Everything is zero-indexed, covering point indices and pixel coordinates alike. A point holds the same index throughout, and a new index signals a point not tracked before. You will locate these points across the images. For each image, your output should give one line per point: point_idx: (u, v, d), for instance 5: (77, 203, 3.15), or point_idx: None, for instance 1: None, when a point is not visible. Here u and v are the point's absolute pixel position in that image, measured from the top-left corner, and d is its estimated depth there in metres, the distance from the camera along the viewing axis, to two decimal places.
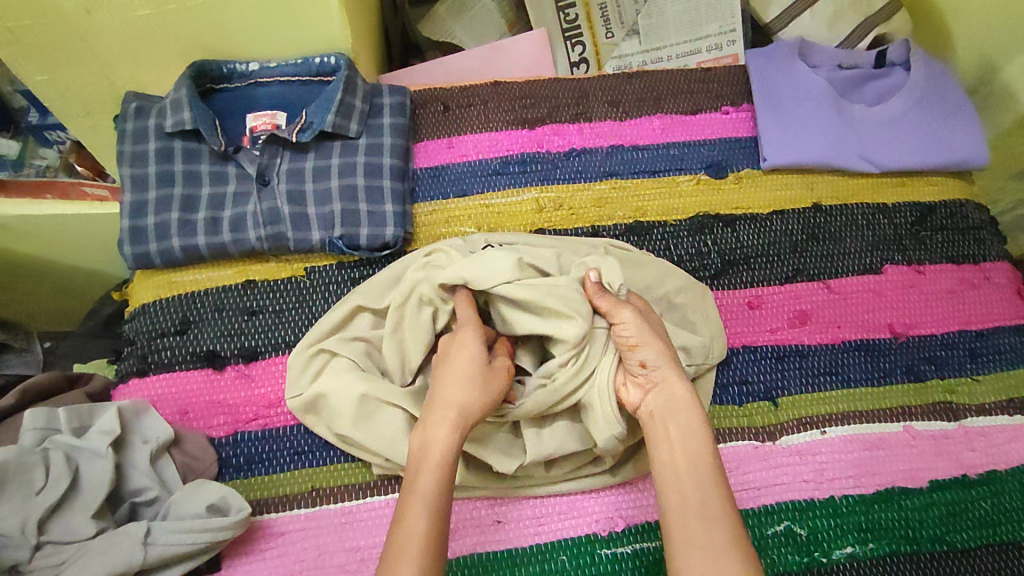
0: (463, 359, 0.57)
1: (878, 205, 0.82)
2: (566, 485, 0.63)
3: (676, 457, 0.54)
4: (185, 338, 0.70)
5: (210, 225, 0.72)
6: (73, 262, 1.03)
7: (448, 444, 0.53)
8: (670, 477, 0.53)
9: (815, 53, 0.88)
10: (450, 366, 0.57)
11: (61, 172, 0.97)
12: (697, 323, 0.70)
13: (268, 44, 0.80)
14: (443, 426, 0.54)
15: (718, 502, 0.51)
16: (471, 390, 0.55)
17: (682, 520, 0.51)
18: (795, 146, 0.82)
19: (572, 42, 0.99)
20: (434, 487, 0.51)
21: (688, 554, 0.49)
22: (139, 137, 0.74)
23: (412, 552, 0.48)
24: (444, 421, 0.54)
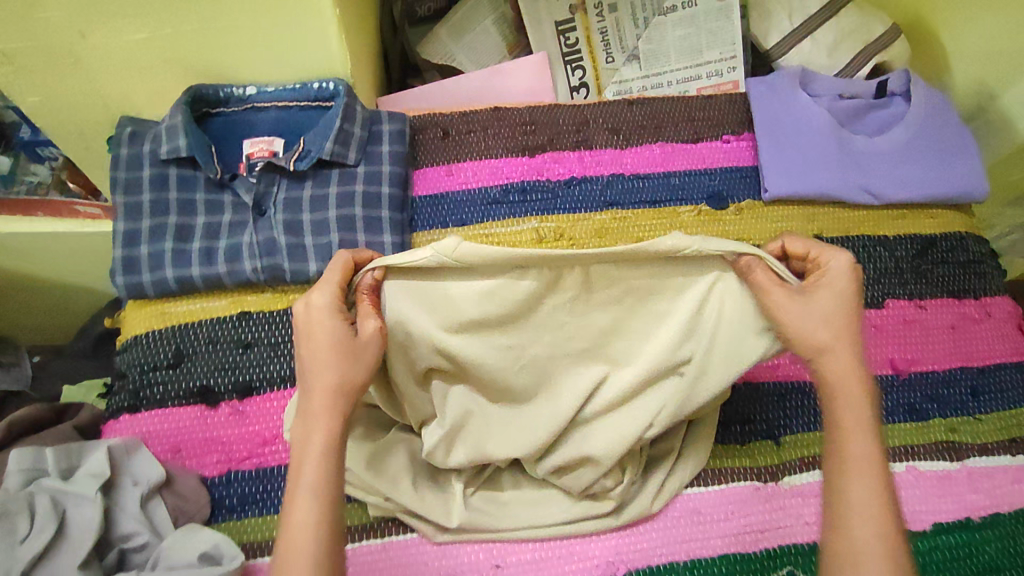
0: (321, 344, 0.51)
1: (878, 237, 0.82)
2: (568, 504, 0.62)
3: (846, 445, 0.50)
4: (177, 372, 0.69)
5: (205, 255, 0.70)
6: (65, 277, 1.01)
7: (328, 433, 0.50)
8: (847, 474, 0.49)
9: (815, 83, 0.88)
10: (310, 359, 0.52)
11: (53, 190, 0.93)
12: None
13: (265, 69, 0.78)
14: (317, 417, 0.51)
15: (877, 492, 0.48)
16: (342, 370, 0.51)
17: (863, 519, 0.47)
18: (796, 177, 0.82)
19: (573, 66, 0.99)
20: (314, 479, 0.49)
21: (874, 567, 0.45)
22: (134, 165, 0.73)
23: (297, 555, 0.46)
24: (320, 407, 0.50)
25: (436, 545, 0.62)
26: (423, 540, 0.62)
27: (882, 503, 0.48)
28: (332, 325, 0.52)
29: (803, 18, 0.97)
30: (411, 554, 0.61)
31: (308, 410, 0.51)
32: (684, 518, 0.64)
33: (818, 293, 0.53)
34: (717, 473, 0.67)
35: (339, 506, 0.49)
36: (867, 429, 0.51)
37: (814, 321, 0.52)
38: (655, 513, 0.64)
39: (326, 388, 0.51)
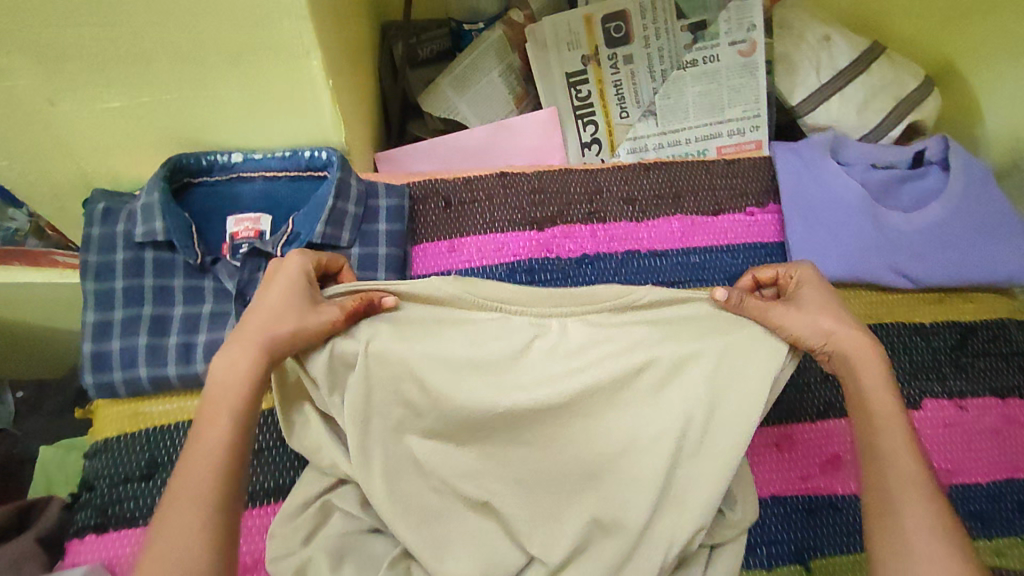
0: (275, 294, 0.52)
1: (914, 325, 0.76)
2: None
3: (873, 432, 0.50)
4: (151, 484, 0.62)
5: (183, 353, 0.64)
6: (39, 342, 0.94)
7: (242, 372, 0.49)
8: (883, 455, 0.49)
9: (846, 151, 0.82)
10: (256, 302, 0.52)
11: (31, 237, 0.86)
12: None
13: (252, 137, 0.72)
14: (237, 350, 0.50)
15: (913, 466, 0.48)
16: (280, 321, 0.51)
17: (900, 480, 0.48)
18: (825, 259, 0.76)
19: (584, 122, 0.92)
20: (218, 431, 0.47)
21: (920, 538, 0.45)
22: (106, 247, 0.67)
23: (176, 507, 0.44)
24: (246, 346, 0.50)
25: None
26: None
27: (921, 469, 0.48)
28: (294, 285, 0.53)
29: (832, 73, 0.91)
30: None
31: (231, 344, 0.50)
32: None
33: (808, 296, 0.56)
34: None
35: (239, 463, 0.47)
36: (906, 449, 0.49)
37: (823, 320, 0.54)
38: None
39: (260, 330, 0.50)
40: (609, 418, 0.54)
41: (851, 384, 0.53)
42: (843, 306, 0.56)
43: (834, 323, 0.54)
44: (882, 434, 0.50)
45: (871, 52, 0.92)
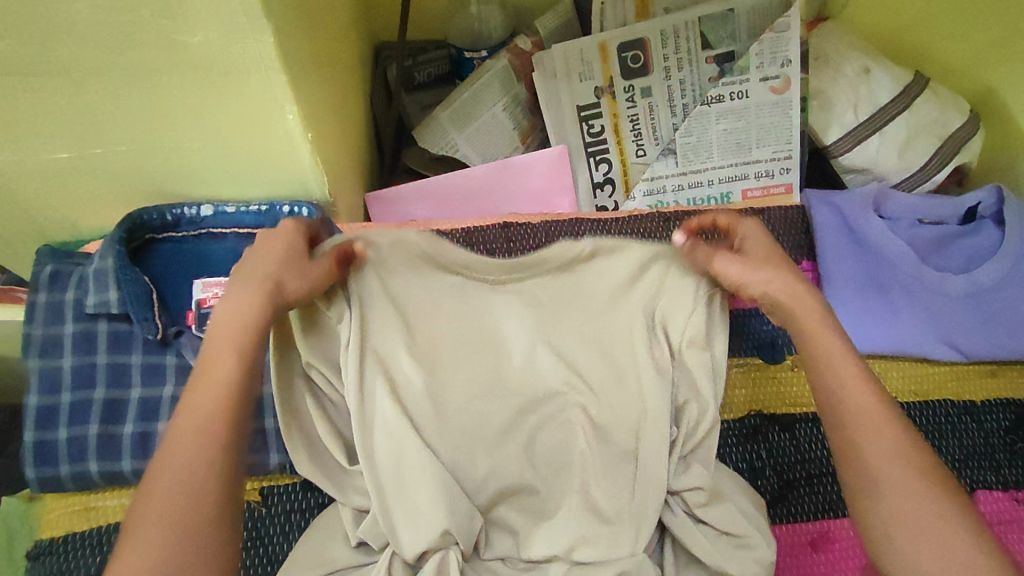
0: (273, 249, 0.50)
1: (965, 403, 0.68)
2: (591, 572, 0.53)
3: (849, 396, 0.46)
4: None
5: (139, 444, 0.56)
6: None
7: (241, 314, 0.46)
8: (836, 423, 0.46)
9: (889, 205, 0.73)
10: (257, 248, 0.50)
11: None
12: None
13: (223, 186, 0.64)
14: (243, 294, 0.47)
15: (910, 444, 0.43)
16: (288, 270, 0.49)
17: (893, 464, 0.42)
18: (866, 329, 0.69)
19: (596, 160, 0.84)
20: (223, 369, 0.44)
21: (908, 503, 0.41)
22: (53, 317, 0.59)
23: (178, 451, 0.40)
24: (256, 287, 0.47)
25: None
26: None
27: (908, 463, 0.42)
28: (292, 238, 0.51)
29: (871, 109, 0.82)
30: None
31: (230, 290, 0.47)
32: None
33: (751, 247, 0.56)
34: None
35: (245, 407, 0.43)
36: (860, 393, 0.46)
37: (773, 282, 0.52)
38: None
39: (269, 275, 0.48)
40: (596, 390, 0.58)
41: (795, 335, 0.51)
42: (787, 257, 0.55)
43: (767, 277, 0.52)
44: (827, 349, 0.48)
45: (915, 85, 0.84)
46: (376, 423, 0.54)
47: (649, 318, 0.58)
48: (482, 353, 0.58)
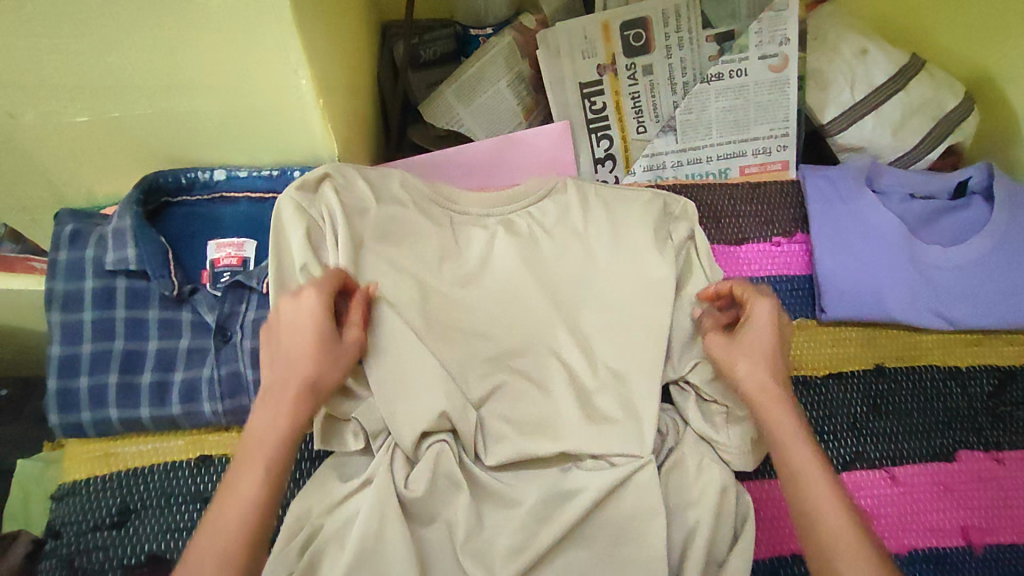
0: (306, 325, 0.55)
1: (950, 369, 0.71)
2: (592, 473, 0.60)
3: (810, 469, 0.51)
4: (122, 535, 0.57)
5: (157, 393, 0.59)
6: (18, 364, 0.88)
7: (292, 395, 0.53)
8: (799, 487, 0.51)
9: (883, 179, 0.75)
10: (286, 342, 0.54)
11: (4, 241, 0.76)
12: (633, 525, 0.58)
13: (237, 152, 0.67)
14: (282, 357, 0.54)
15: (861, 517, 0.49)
16: (324, 366, 0.54)
17: (840, 525, 0.48)
18: (856, 298, 0.71)
19: (598, 136, 0.86)
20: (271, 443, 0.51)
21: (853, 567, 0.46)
22: (74, 273, 0.61)
23: (230, 507, 0.47)
24: (292, 381, 0.53)
25: None
26: None
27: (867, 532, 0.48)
28: (324, 327, 0.55)
29: (866, 89, 0.85)
30: None
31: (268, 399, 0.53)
32: None
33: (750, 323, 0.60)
34: None
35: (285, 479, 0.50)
36: (817, 465, 0.52)
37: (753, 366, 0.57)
38: None
39: (300, 375, 0.53)
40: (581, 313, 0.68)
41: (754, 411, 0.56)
42: (775, 354, 0.58)
43: (748, 367, 0.57)
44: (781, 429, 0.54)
45: (912, 65, 0.86)
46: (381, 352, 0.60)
47: (617, 247, 0.70)
48: (472, 268, 0.68)
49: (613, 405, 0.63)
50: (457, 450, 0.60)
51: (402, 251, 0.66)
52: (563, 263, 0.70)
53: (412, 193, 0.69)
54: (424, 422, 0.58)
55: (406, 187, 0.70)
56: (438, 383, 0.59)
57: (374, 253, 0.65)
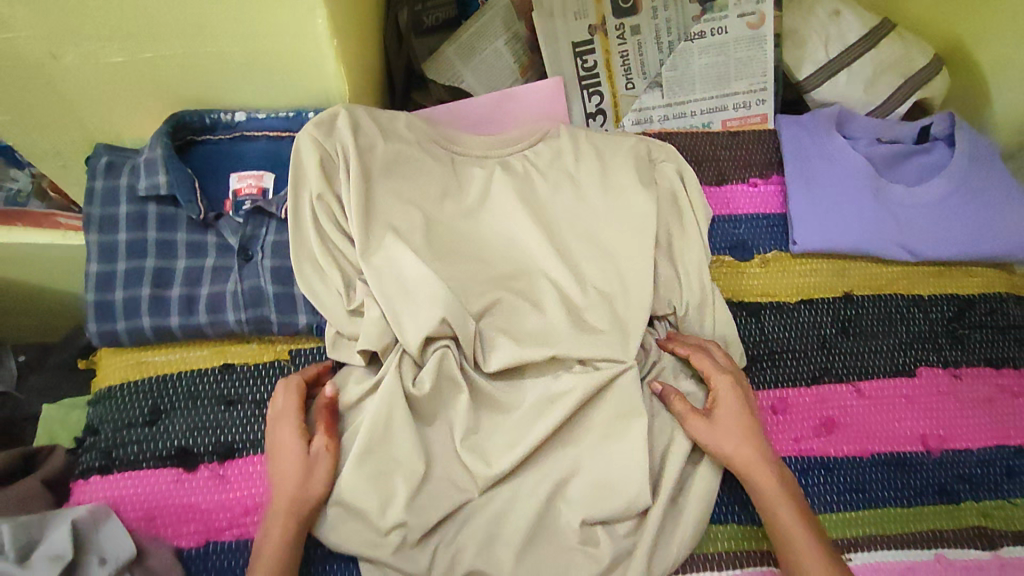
0: (283, 461, 0.59)
1: (914, 297, 0.76)
2: (578, 376, 0.65)
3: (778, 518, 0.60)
4: (154, 431, 0.63)
5: (185, 304, 0.65)
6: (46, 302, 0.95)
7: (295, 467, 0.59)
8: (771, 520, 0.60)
9: (852, 125, 0.82)
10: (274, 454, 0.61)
11: (34, 198, 0.89)
12: (617, 424, 0.64)
13: (256, 95, 0.72)
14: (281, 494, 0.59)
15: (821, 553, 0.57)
16: (302, 483, 0.59)
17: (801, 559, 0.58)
18: (829, 230, 0.76)
19: (590, 92, 0.92)
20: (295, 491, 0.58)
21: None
22: (109, 199, 0.67)
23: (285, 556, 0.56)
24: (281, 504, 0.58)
25: None
26: None
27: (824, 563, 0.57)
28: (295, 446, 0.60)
29: (840, 48, 0.91)
30: None
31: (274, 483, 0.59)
32: None
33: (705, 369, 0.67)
34: (734, 557, 0.64)
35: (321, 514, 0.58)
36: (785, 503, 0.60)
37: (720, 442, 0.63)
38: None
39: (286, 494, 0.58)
40: (573, 243, 0.73)
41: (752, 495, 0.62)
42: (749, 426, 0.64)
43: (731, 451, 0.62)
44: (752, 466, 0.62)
45: (883, 26, 0.91)
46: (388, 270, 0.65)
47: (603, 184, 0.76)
48: (473, 199, 0.74)
49: (602, 320, 0.68)
50: (459, 356, 0.65)
51: (406, 185, 0.71)
52: (555, 199, 0.75)
53: (417, 132, 0.74)
54: (428, 329, 0.63)
55: (410, 126, 0.74)
56: (440, 295, 0.63)
57: (378, 179, 0.70)
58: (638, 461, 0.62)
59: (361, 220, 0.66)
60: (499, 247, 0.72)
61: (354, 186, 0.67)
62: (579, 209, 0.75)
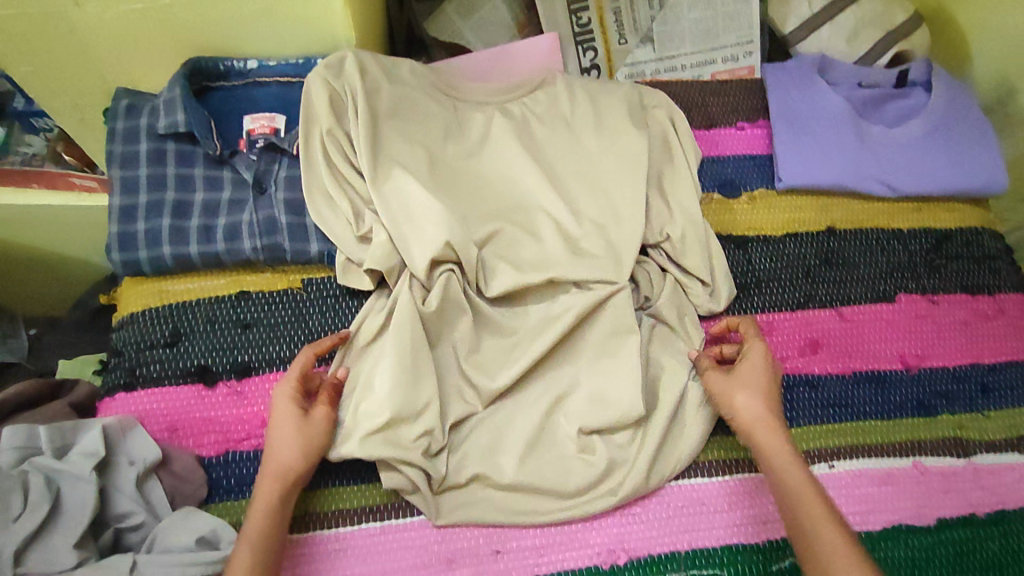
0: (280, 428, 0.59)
1: (894, 230, 0.80)
2: (575, 297, 0.70)
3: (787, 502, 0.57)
4: (175, 351, 0.67)
5: (204, 233, 0.69)
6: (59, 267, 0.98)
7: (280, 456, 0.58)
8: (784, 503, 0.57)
9: (833, 70, 0.86)
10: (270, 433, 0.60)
11: (48, 160, 0.91)
12: (612, 340, 0.68)
13: (268, 42, 0.76)
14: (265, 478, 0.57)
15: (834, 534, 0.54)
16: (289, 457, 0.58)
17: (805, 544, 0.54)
18: (812, 167, 0.80)
19: (584, 48, 0.96)
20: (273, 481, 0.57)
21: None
22: (130, 137, 0.71)
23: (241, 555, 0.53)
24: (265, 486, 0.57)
25: (437, 530, 0.63)
26: (425, 524, 0.63)
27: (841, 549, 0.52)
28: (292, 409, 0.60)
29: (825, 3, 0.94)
30: (411, 539, 0.62)
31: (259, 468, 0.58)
32: (689, 507, 0.65)
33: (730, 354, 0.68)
34: (723, 464, 0.67)
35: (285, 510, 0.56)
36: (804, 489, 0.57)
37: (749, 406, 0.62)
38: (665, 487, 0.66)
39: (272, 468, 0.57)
40: (570, 180, 0.77)
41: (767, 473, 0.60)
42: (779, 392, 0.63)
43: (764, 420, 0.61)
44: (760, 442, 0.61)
45: None
46: (395, 200, 0.69)
47: (600, 123, 0.79)
48: (474, 142, 0.77)
49: (599, 248, 0.72)
50: (461, 282, 0.69)
51: (413, 126, 0.74)
52: (552, 140, 0.78)
53: (420, 78, 0.78)
54: (433, 251, 0.67)
55: (414, 73, 0.78)
56: (443, 222, 0.67)
57: (384, 119, 0.73)
58: (631, 373, 0.66)
59: (371, 155, 0.70)
60: (500, 183, 0.75)
61: (363, 122, 0.71)
62: (576, 149, 0.78)
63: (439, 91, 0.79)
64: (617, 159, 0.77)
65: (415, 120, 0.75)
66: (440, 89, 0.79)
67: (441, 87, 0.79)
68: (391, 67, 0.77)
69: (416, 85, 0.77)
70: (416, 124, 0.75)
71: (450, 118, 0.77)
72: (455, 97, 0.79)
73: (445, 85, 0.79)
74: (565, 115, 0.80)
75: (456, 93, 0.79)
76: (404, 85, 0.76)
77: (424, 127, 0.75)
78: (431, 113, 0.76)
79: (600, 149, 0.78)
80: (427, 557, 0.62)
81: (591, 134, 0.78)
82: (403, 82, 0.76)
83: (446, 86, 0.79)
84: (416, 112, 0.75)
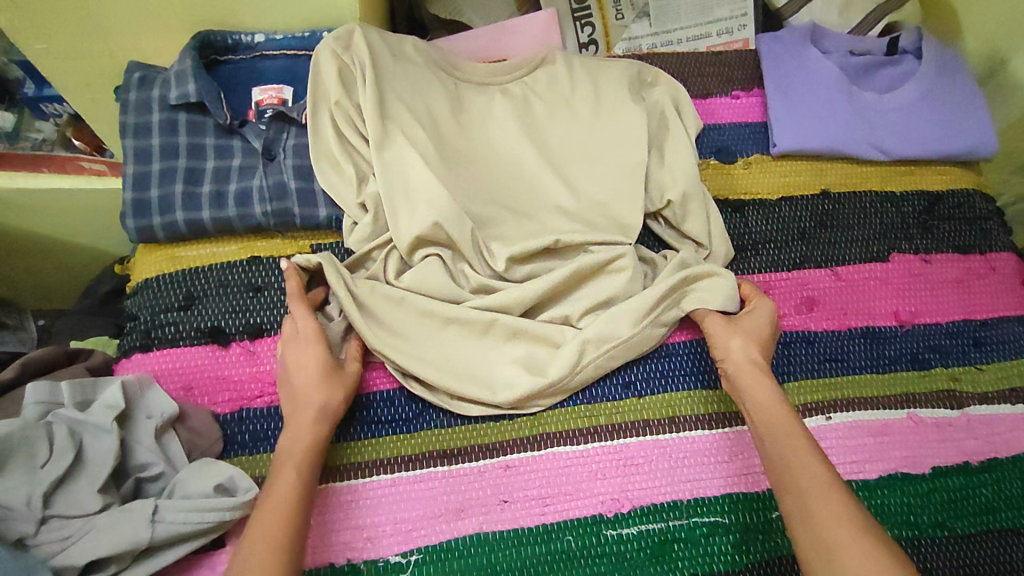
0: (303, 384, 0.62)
1: (887, 193, 0.82)
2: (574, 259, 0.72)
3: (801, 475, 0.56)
4: (189, 313, 0.69)
5: (215, 200, 0.71)
6: (66, 255, 0.98)
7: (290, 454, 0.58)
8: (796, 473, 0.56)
9: (827, 39, 0.88)
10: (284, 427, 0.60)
11: (58, 146, 0.91)
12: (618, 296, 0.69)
13: (275, 16, 0.78)
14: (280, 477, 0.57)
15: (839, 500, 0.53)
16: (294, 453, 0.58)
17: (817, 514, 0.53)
18: (807, 132, 0.81)
19: (582, 23, 0.97)
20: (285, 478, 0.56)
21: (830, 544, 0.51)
22: (142, 109, 0.73)
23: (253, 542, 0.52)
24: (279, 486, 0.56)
25: (447, 480, 0.65)
26: (436, 476, 0.65)
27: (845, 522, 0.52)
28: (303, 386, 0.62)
29: None
30: (423, 490, 0.64)
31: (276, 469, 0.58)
32: (689, 458, 0.67)
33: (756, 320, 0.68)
34: (721, 417, 0.69)
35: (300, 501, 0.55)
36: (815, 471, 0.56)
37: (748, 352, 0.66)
38: (666, 438, 0.68)
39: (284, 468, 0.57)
40: (570, 147, 0.79)
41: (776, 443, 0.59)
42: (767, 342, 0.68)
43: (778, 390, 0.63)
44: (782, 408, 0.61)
45: None
46: (400, 166, 0.71)
47: (599, 92, 0.81)
48: (475, 111, 0.79)
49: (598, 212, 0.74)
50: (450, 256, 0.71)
51: (416, 95, 0.76)
52: (552, 108, 0.80)
53: (423, 50, 0.80)
54: (426, 220, 0.68)
55: (417, 50, 0.79)
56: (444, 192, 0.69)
57: (388, 88, 0.75)
58: (627, 323, 0.68)
59: (377, 122, 0.72)
60: (501, 150, 0.77)
61: (368, 91, 0.72)
62: (576, 117, 0.80)
63: (442, 65, 0.80)
64: (617, 126, 0.78)
65: (417, 89, 0.77)
66: (442, 61, 0.81)
67: (443, 59, 0.81)
68: (394, 38, 0.78)
69: (419, 55, 0.79)
70: (418, 93, 0.76)
71: (452, 89, 0.79)
72: (457, 72, 0.81)
73: (447, 60, 0.81)
74: (565, 84, 0.82)
75: (458, 67, 0.81)
76: (407, 57, 0.78)
77: (427, 95, 0.77)
78: (433, 83, 0.78)
79: (601, 117, 0.79)
80: (438, 506, 0.63)
81: (591, 102, 0.80)
82: (407, 54, 0.78)
83: (448, 60, 0.81)
84: (419, 83, 0.77)
